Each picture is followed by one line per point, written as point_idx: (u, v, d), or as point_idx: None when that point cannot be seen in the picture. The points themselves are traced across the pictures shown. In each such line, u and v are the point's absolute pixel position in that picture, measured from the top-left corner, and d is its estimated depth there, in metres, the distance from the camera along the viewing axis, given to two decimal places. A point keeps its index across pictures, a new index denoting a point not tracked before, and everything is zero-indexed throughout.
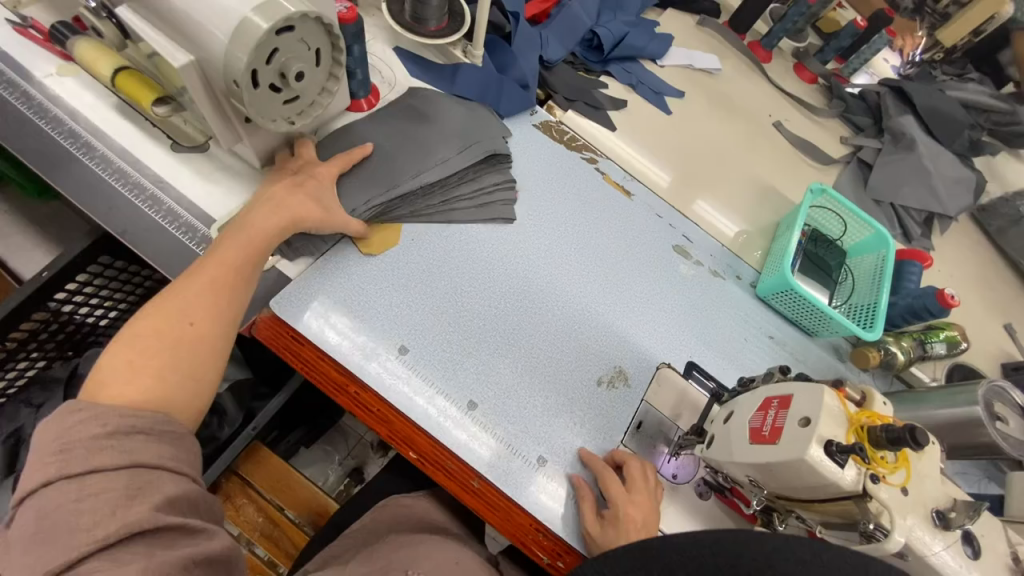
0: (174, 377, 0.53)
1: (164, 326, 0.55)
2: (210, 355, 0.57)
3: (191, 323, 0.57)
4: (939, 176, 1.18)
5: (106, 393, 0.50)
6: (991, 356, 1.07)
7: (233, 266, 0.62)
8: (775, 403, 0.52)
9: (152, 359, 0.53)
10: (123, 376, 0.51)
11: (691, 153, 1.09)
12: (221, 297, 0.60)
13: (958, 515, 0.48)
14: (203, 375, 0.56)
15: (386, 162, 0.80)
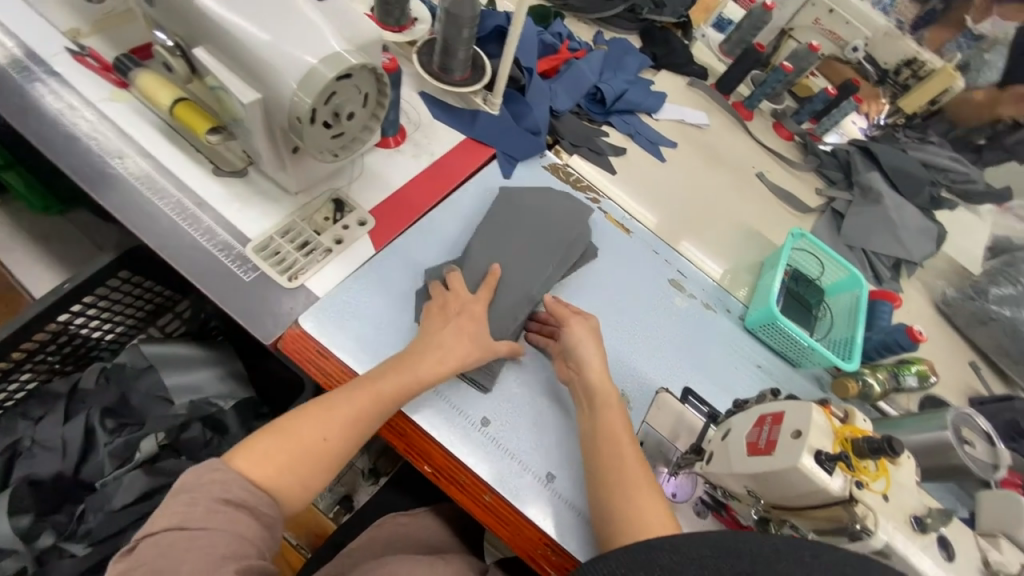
0: (289, 476, 0.60)
1: (306, 428, 0.63)
2: (323, 472, 0.63)
3: (324, 439, 0.64)
4: (904, 226, 1.30)
5: (242, 457, 0.60)
6: (959, 391, 1.15)
7: (381, 406, 0.67)
8: (769, 418, 0.58)
9: (283, 454, 0.61)
10: (260, 458, 0.60)
11: (684, 197, 1.20)
12: (359, 426, 0.66)
13: (933, 520, 0.54)
14: (311, 483, 0.62)
15: (508, 277, 0.86)
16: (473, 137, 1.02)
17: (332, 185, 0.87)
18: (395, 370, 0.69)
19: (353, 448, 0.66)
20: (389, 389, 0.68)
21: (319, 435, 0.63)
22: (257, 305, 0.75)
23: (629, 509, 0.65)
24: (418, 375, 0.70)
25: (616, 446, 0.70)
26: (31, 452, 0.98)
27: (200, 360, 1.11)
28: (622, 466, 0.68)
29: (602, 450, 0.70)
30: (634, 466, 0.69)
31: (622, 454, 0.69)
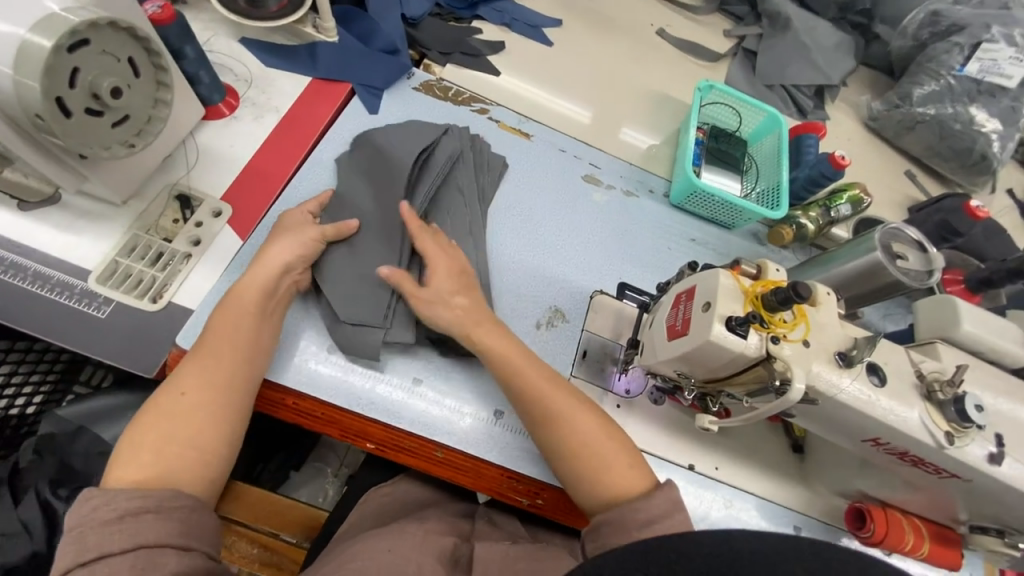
0: (170, 449, 0.55)
1: (164, 404, 0.57)
2: (214, 434, 0.57)
3: (183, 393, 0.58)
4: (819, 47, 1.21)
5: (115, 474, 0.53)
6: (896, 203, 1.14)
7: (225, 341, 0.61)
8: (683, 295, 0.55)
9: (156, 437, 0.55)
10: (136, 454, 0.54)
11: (585, 79, 1.08)
12: (218, 370, 0.60)
13: (858, 351, 0.51)
14: (202, 444, 0.56)
15: (375, 220, 0.76)
16: (321, 78, 0.88)
17: (168, 179, 0.74)
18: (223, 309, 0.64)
19: (233, 394, 0.60)
20: (222, 322, 0.63)
21: (175, 396, 0.57)
22: (125, 339, 0.66)
23: (599, 465, 0.62)
24: (242, 295, 0.64)
25: (551, 414, 0.64)
26: None
27: (131, 404, 0.99)
28: (566, 432, 0.64)
29: (540, 419, 0.65)
30: (578, 416, 0.65)
31: (554, 412, 0.64)
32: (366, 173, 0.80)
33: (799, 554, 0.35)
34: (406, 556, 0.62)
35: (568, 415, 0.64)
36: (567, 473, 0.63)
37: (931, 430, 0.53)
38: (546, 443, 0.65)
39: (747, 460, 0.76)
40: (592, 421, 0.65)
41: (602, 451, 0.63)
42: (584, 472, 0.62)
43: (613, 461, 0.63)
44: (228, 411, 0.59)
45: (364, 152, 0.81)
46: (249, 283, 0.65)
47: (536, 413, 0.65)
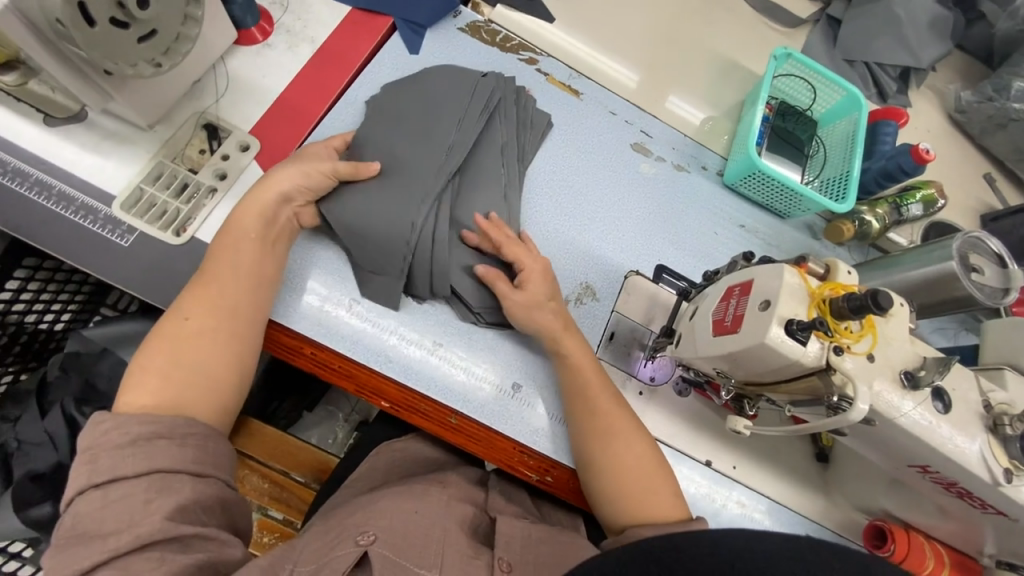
0: (176, 372, 0.55)
1: (170, 329, 0.57)
2: (220, 360, 0.57)
3: (186, 318, 0.57)
4: (915, 21, 1.07)
5: (127, 400, 0.52)
6: (971, 209, 1.04)
7: (224, 270, 0.60)
8: (736, 290, 0.50)
9: (163, 360, 0.55)
10: (146, 377, 0.54)
11: (646, 36, 0.97)
12: (220, 298, 0.59)
13: (927, 372, 0.47)
14: (209, 371, 0.56)
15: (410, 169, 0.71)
16: (362, 9, 0.81)
17: (196, 107, 0.70)
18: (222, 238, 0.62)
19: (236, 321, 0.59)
20: (223, 251, 0.61)
21: (179, 322, 0.57)
22: (147, 270, 0.64)
23: (635, 481, 0.62)
24: (240, 223, 0.62)
25: (598, 422, 0.64)
26: (23, 450, 0.93)
27: None
28: (610, 445, 0.63)
29: (587, 430, 0.65)
30: (622, 432, 0.64)
31: (603, 423, 0.64)
32: (401, 115, 0.74)
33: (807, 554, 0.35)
34: (433, 520, 0.62)
35: (614, 428, 0.64)
36: (601, 489, 0.63)
37: (990, 465, 0.49)
38: (587, 456, 0.64)
39: (768, 463, 0.73)
40: (635, 438, 0.64)
41: (636, 467, 0.63)
42: (616, 485, 0.62)
43: (648, 478, 0.62)
44: (231, 336, 0.59)
45: (405, 91, 0.75)
46: (246, 211, 0.63)
47: (585, 423, 0.65)
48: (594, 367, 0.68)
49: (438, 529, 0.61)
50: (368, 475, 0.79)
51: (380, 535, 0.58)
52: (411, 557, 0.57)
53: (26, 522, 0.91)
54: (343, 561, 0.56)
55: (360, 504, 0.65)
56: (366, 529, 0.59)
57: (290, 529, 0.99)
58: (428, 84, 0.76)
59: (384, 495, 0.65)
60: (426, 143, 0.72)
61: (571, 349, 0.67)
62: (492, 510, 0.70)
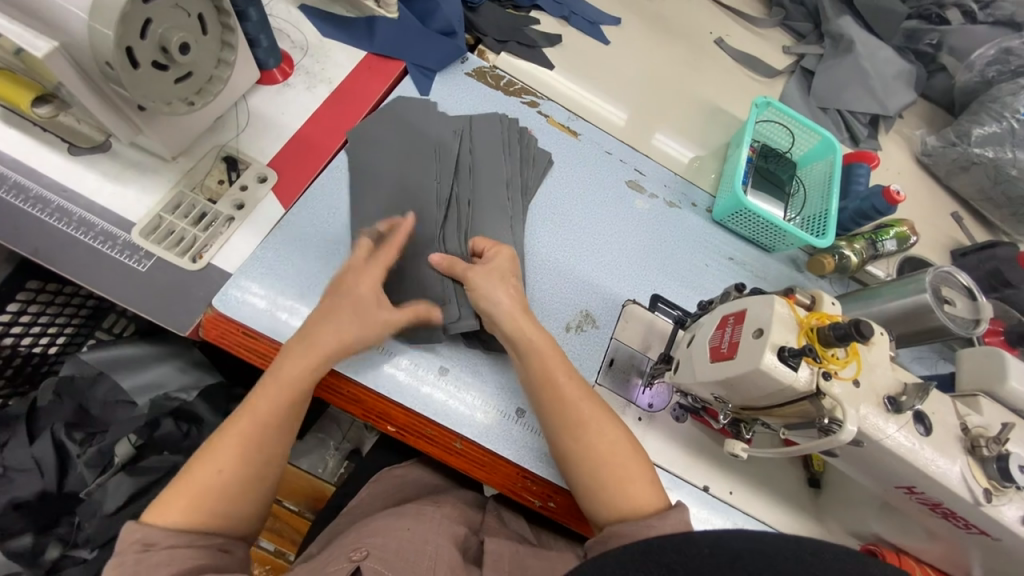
0: (203, 513, 0.57)
1: (205, 465, 0.59)
2: (246, 496, 0.60)
3: (223, 464, 0.59)
4: (879, 75, 1.17)
5: (159, 514, 0.56)
6: (941, 245, 1.11)
7: (266, 426, 0.61)
8: (731, 319, 0.53)
9: (192, 501, 0.57)
10: (171, 509, 0.57)
11: (637, 82, 1.05)
12: (255, 451, 0.61)
13: (908, 398, 0.51)
14: (232, 514, 0.59)
15: (416, 196, 0.75)
16: (376, 53, 0.87)
17: (217, 141, 0.74)
18: (268, 386, 0.63)
19: (265, 473, 0.62)
20: (266, 404, 0.62)
21: (212, 472, 0.59)
22: (163, 295, 0.66)
23: (615, 473, 0.62)
24: (290, 379, 0.62)
25: (570, 414, 0.64)
26: (8, 478, 0.91)
27: (153, 356, 1.00)
28: (586, 437, 0.63)
29: (561, 423, 0.64)
30: (595, 420, 0.64)
31: (579, 417, 0.64)
32: (410, 151, 0.78)
33: (800, 554, 0.38)
34: (424, 536, 0.64)
35: (591, 420, 0.64)
36: (580, 480, 0.63)
37: (971, 486, 0.52)
38: (564, 450, 0.64)
39: (763, 488, 0.75)
40: (609, 426, 0.65)
41: (616, 460, 0.62)
42: (597, 479, 0.62)
43: (630, 469, 0.62)
44: (259, 488, 0.61)
45: (413, 127, 0.80)
46: (297, 370, 0.62)
47: (561, 418, 0.64)
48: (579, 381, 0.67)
49: (430, 543, 0.63)
50: (371, 501, 0.79)
51: (372, 552, 0.60)
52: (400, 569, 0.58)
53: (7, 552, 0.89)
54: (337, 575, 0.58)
55: (357, 528, 0.67)
56: (358, 547, 0.61)
57: (282, 561, 0.98)
58: (434, 123, 0.81)
59: (381, 516, 0.67)
60: (429, 179, 0.77)
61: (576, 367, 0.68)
62: (482, 533, 0.72)
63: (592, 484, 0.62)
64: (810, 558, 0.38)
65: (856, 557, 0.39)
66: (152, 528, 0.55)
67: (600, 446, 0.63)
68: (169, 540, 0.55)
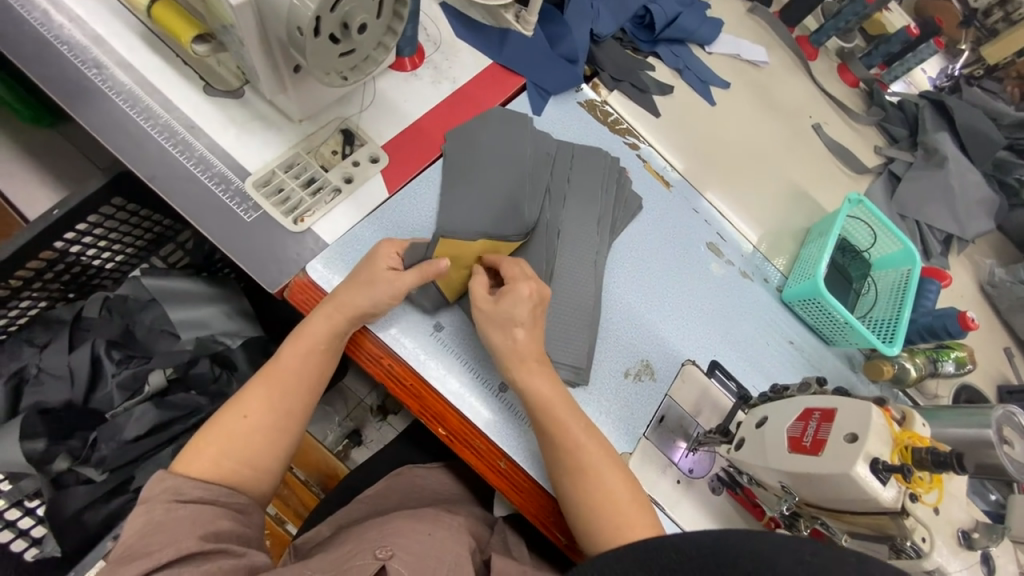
0: (228, 463, 0.59)
1: (231, 416, 0.61)
2: (266, 452, 0.61)
3: (246, 416, 0.61)
4: (964, 197, 1.18)
5: (184, 464, 0.57)
6: (990, 378, 1.11)
7: (294, 379, 0.63)
8: (817, 415, 0.53)
9: (220, 449, 0.59)
10: (200, 456, 0.58)
11: (732, 148, 1.07)
12: (283, 402, 0.62)
13: (981, 536, 0.52)
14: (259, 466, 0.60)
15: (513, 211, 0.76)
16: (501, 64, 0.89)
17: (341, 113, 0.76)
18: (292, 342, 0.65)
19: (291, 425, 0.63)
20: (294, 356, 0.64)
21: (238, 418, 0.61)
22: (259, 249, 0.67)
23: (612, 515, 0.61)
24: (320, 335, 0.64)
25: (573, 450, 0.64)
26: (39, 380, 0.92)
27: (205, 295, 1.01)
28: (592, 479, 0.63)
29: (567, 464, 0.64)
30: (602, 468, 0.64)
31: (583, 453, 0.64)
32: (517, 164, 0.79)
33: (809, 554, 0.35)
34: (444, 543, 0.63)
35: (595, 459, 0.64)
36: (582, 514, 0.62)
37: None
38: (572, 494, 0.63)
39: None
40: (614, 471, 0.64)
41: (615, 498, 0.62)
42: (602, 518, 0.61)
43: (627, 511, 0.62)
44: (284, 441, 0.63)
45: (524, 141, 0.81)
46: (330, 327, 0.64)
47: (561, 453, 0.64)
48: (572, 414, 0.66)
49: (450, 552, 0.62)
50: (381, 498, 0.80)
51: (398, 553, 0.60)
52: (426, 572, 0.59)
53: (22, 454, 0.86)
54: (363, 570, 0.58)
55: (376, 525, 0.66)
56: (386, 545, 0.61)
57: (280, 530, 0.97)
58: (543, 144, 0.83)
59: (398, 518, 0.67)
60: (530, 198, 0.77)
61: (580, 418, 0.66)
62: (487, 553, 0.71)
63: (607, 526, 0.61)
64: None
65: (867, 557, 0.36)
66: (184, 480, 0.56)
67: (609, 485, 0.63)
68: (197, 494, 0.55)
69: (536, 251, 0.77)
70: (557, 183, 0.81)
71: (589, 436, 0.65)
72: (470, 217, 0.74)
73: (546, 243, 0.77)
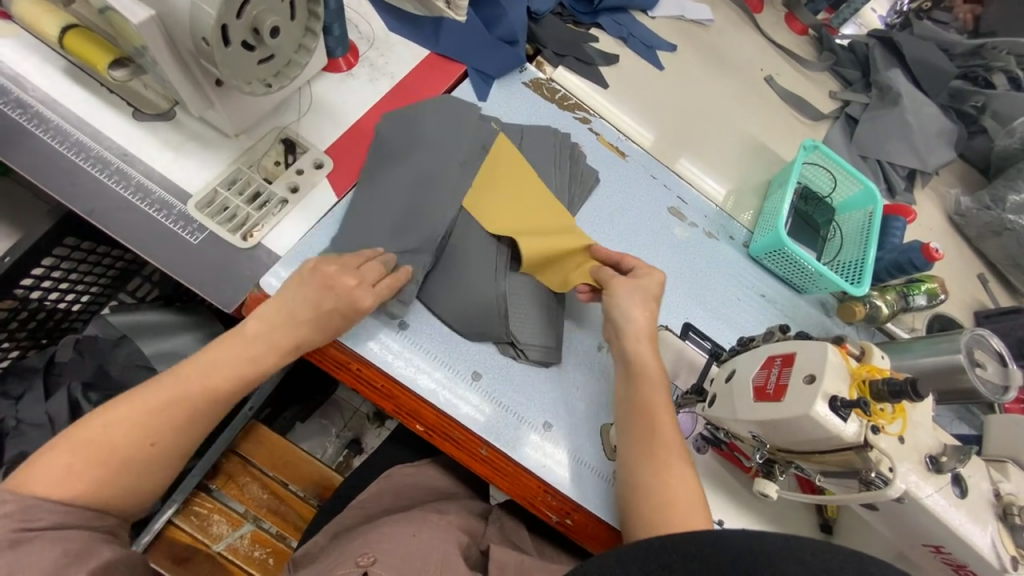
0: (111, 487, 0.54)
1: (115, 434, 0.54)
2: (153, 477, 0.57)
3: (149, 443, 0.56)
4: (922, 130, 1.18)
5: (42, 482, 0.51)
6: (966, 306, 1.12)
7: (183, 409, 0.57)
8: (778, 360, 0.54)
9: (92, 466, 0.53)
10: (54, 471, 0.52)
11: (685, 110, 1.06)
12: (189, 426, 0.58)
13: (949, 459, 0.53)
14: (142, 488, 0.57)
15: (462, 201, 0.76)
16: (439, 53, 0.88)
17: (278, 122, 0.75)
18: (211, 357, 0.59)
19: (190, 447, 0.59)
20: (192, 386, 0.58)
21: (135, 442, 0.55)
22: (209, 268, 0.66)
23: (675, 505, 0.60)
24: (220, 370, 0.59)
25: (655, 417, 0.65)
26: (18, 430, 0.89)
27: (178, 324, 0.98)
28: (665, 448, 0.63)
29: (643, 436, 0.65)
30: (675, 448, 0.64)
31: (659, 433, 0.64)
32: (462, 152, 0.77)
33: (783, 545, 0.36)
34: (430, 543, 0.64)
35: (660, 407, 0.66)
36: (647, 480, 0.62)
37: (999, 552, 0.54)
38: (642, 472, 0.63)
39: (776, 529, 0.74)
40: (681, 458, 0.63)
41: (681, 481, 0.62)
42: (662, 482, 0.61)
43: (688, 493, 0.61)
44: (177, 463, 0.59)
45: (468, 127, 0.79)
46: (253, 352, 0.61)
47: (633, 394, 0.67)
48: (661, 387, 0.67)
49: (436, 550, 0.63)
50: (371, 501, 0.80)
51: (380, 557, 0.60)
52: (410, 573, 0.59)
53: None
54: None
55: (361, 533, 0.67)
56: (367, 551, 0.61)
57: (282, 545, 0.90)
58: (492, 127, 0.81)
59: (383, 523, 0.68)
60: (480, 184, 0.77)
61: (658, 398, 0.66)
62: (484, 543, 0.72)
63: (667, 515, 0.59)
64: (808, 558, 0.36)
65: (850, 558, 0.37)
66: (37, 501, 0.50)
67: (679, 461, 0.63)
68: (56, 519, 0.51)
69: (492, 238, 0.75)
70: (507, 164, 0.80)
71: (662, 404, 0.66)
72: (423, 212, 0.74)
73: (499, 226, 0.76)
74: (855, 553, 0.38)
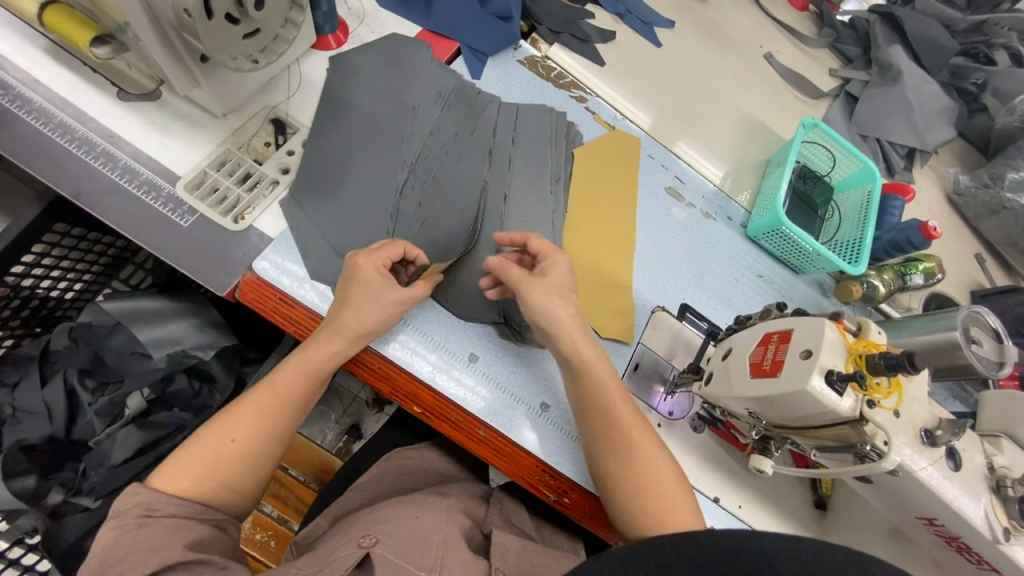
0: (209, 484, 0.57)
1: (215, 435, 0.59)
2: (251, 477, 0.60)
3: (233, 440, 0.59)
4: (922, 108, 1.17)
5: (163, 479, 0.56)
6: (962, 285, 1.12)
7: (281, 403, 0.62)
8: (775, 337, 0.54)
9: (200, 463, 0.57)
10: (177, 470, 0.57)
11: (682, 89, 1.04)
12: (269, 426, 0.61)
13: (943, 432, 0.53)
14: (238, 487, 0.59)
15: (454, 183, 0.75)
16: (431, 30, 0.86)
17: (267, 102, 0.74)
18: (292, 363, 0.63)
19: (274, 449, 0.62)
20: (288, 382, 0.62)
21: (227, 440, 0.59)
22: (201, 251, 0.65)
23: (653, 496, 0.61)
24: (315, 360, 0.63)
25: (608, 410, 0.64)
26: (15, 419, 0.88)
27: (172, 311, 0.97)
28: (622, 434, 0.64)
29: (597, 427, 0.64)
30: (636, 438, 0.64)
31: (615, 427, 0.64)
32: (451, 134, 0.78)
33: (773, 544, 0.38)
34: (429, 524, 0.64)
35: (627, 420, 0.64)
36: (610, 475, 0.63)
37: (992, 524, 0.55)
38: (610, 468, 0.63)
39: (770, 505, 0.75)
40: (652, 447, 0.64)
41: (652, 465, 0.63)
42: (626, 472, 0.62)
43: (656, 473, 0.63)
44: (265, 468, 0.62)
45: (459, 110, 0.80)
46: (321, 352, 0.63)
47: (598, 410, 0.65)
48: (611, 380, 0.66)
49: (437, 532, 0.63)
50: (374, 484, 0.80)
51: (381, 539, 0.60)
52: (413, 554, 0.60)
53: (10, 492, 0.84)
54: (346, 561, 0.58)
55: (363, 516, 0.67)
56: (368, 533, 0.62)
57: (284, 528, 0.97)
58: (486, 109, 0.81)
59: (386, 506, 0.68)
60: (473, 164, 0.77)
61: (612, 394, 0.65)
62: (485, 526, 0.72)
63: (642, 505, 0.61)
64: (808, 559, 0.36)
65: (855, 557, 0.37)
66: (158, 495, 0.55)
67: (649, 454, 0.63)
68: (171, 511, 0.54)
69: (487, 217, 0.75)
70: (495, 142, 0.79)
71: (619, 395, 0.65)
72: (416, 193, 0.73)
73: (494, 205, 0.76)
74: (857, 552, 0.37)
